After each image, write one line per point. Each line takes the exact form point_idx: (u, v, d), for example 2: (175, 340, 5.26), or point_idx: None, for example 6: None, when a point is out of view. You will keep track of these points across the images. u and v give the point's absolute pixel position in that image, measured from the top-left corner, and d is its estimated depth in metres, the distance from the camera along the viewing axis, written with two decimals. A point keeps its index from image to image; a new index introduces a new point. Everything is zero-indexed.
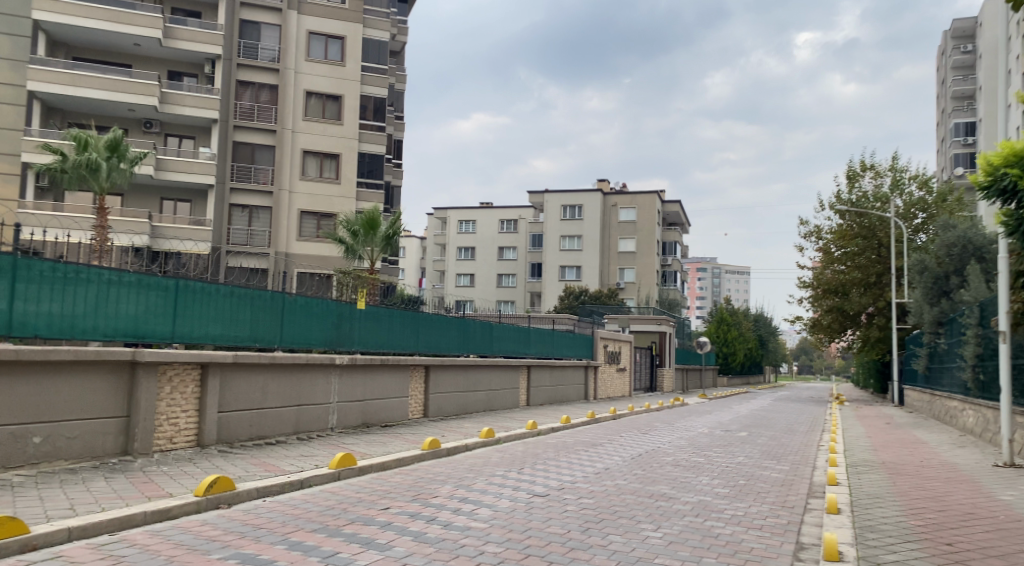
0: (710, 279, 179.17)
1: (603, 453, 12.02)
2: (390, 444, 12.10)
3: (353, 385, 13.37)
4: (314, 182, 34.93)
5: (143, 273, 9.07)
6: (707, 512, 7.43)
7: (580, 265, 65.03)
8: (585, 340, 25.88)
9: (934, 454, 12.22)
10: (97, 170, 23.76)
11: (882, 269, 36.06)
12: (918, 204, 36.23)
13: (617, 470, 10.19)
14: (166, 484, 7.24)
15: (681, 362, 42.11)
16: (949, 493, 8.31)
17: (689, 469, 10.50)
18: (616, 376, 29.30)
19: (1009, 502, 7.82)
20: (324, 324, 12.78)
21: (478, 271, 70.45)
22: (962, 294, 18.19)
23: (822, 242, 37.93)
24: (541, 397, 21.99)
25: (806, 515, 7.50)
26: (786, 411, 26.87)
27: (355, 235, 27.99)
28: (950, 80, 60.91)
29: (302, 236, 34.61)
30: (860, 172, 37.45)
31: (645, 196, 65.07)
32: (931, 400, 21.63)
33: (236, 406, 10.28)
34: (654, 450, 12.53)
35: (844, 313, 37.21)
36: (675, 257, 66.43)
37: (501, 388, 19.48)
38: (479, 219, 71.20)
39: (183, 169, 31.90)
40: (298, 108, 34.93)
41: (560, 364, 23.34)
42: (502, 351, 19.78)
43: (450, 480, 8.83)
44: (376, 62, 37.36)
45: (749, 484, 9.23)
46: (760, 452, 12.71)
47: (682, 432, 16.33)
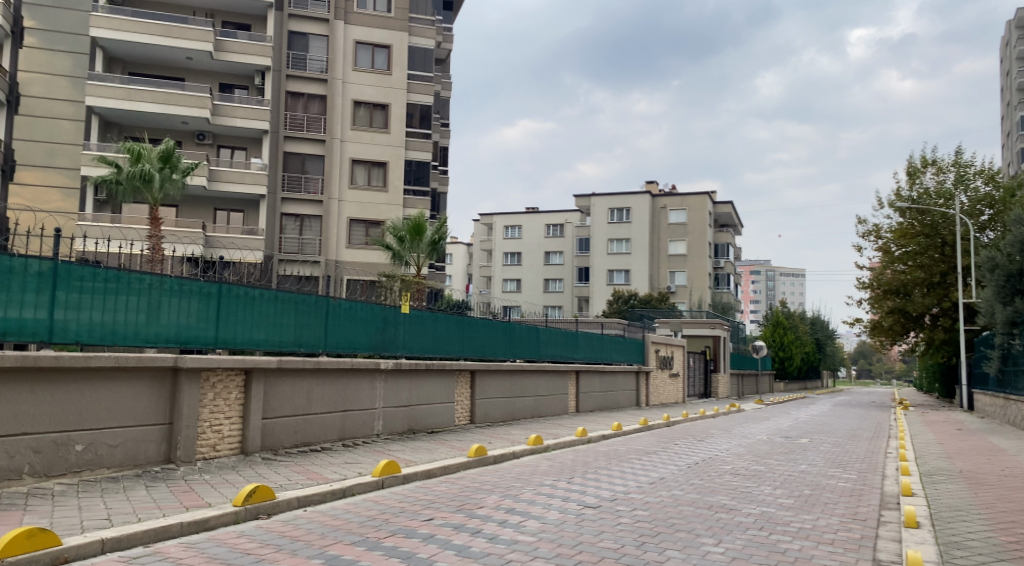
0: (763, 283, 175.05)
1: (656, 461, 11.50)
2: (436, 451, 11.85)
3: (399, 391, 13.19)
4: (362, 190, 35.24)
5: (184, 278, 9.07)
6: (772, 525, 6.88)
7: (628, 269, 64.07)
8: (635, 344, 25.25)
9: (1017, 461, 11.28)
10: (150, 181, 24.45)
11: (948, 269, 34.15)
12: (985, 199, 34.15)
13: (672, 479, 9.68)
14: (206, 495, 7.19)
15: (735, 367, 40.86)
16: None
17: (749, 478, 9.90)
18: (668, 382, 28.53)
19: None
20: (369, 328, 12.71)
21: (525, 277, 70.45)
22: None
23: (882, 241, 36.19)
24: (590, 403, 21.47)
25: (882, 528, 6.88)
26: (847, 417, 25.68)
27: (401, 242, 28.08)
28: (1014, 70, 57.65)
29: (351, 243, 34.96)
30: (920, 168, 35.56)
31: (694, 198, 63.64)
32: (1006, 406, 20.23)
33: (279, 413, 10.28)
34: (710, 458, 11.94)
35: (907, 315, 35.46)
36: (727, 260, 64.74)
37: (550, 394, 19.06)
38: (525, 225, 71.22)
39: (235, 180, 32.59)
40: (347, 117, 35.30)
41: (610, 369, 22.79)
42: (550, 356, 19.36)
43: (497, 489, 8.48)
44: (422, 70, 37.05)
45: (816, 494, 8.61)
46: (824, 460, 11.98)
47: (738, 438, 15.61)
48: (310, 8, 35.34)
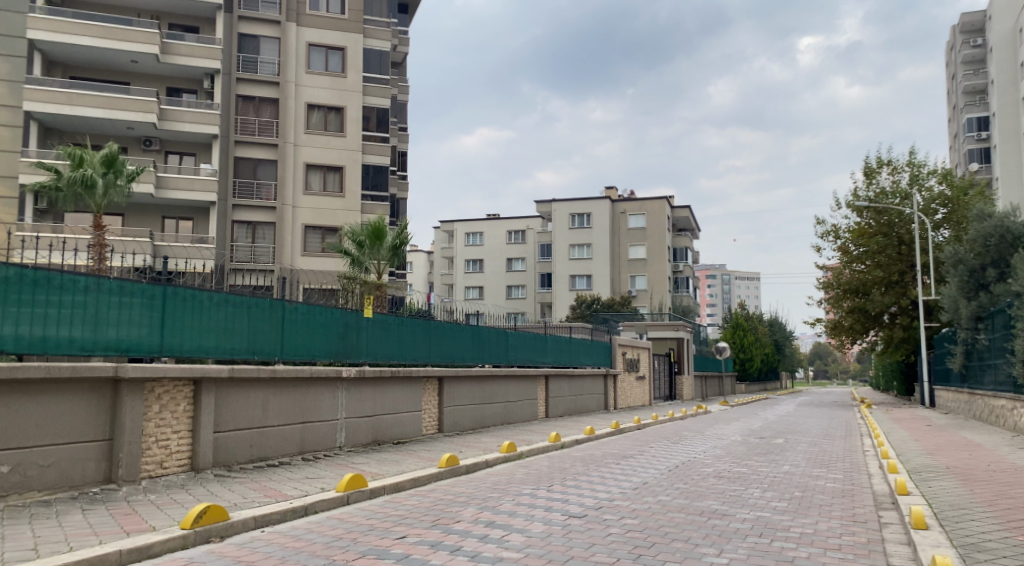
0: (720, 287, 177.83)
1: (636, 466, 11.04)
2: (404, 462, 11.18)
3: (362, 400, 12.46)
4: (318, 196, 34.24)
5: (124, 279, 8.39)
6: (771, 532, 6.43)
7: (590, 274, 63.96)
8: (602, 348, 24.90)
9: (996, 455, 11.13)
10: (93, 187, 23.13)
11: (904, 268, 34.75)
12: (939, 198, 34.80)
13: (654, 483, 9.22)
14: (150, 517, 6.44)
15: (700, 368, 41.02)
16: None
17: (733, 481, 9.51)
18: (636, 385, 28.27)
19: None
20: (329, 334, 12.02)
21: (487, 283, 69.97)
22: (1006, 285, 16.91)
23: (840, 242, 36.63)
24: (560, 408, 20.99)
25: (884, 530, 6.51)
26: (815, 416, 25.75)
27: (361, 247, 27.27)
28: (960, 75, 59.32)
29: (307, 251, 33.91)
30: (876, 168, 36.15)
31: (654, 202, 64.06)
32: (970, 401, 20.35)
33: (233, 426, 9.51)
34: (690, 461, 11.54)
35: (866, 313, 35.93)
36: (687, 263, 65.23)
37: (519, 400, 18.51)
38: (486, 231, 70.83)
39: (184, 186, 31.30)
40: (300, 121, 34.29)
41: (578, 373, 22.37)
42: (519, 361, 18.82)
43: (472, 501, 7.89)
44: (378, 73, 36.58)
45: (806, 496, 8.23)
46: (804, 460, 11.68)
47: (713, 440, 15.25)
48: (261, 10, 34.30)
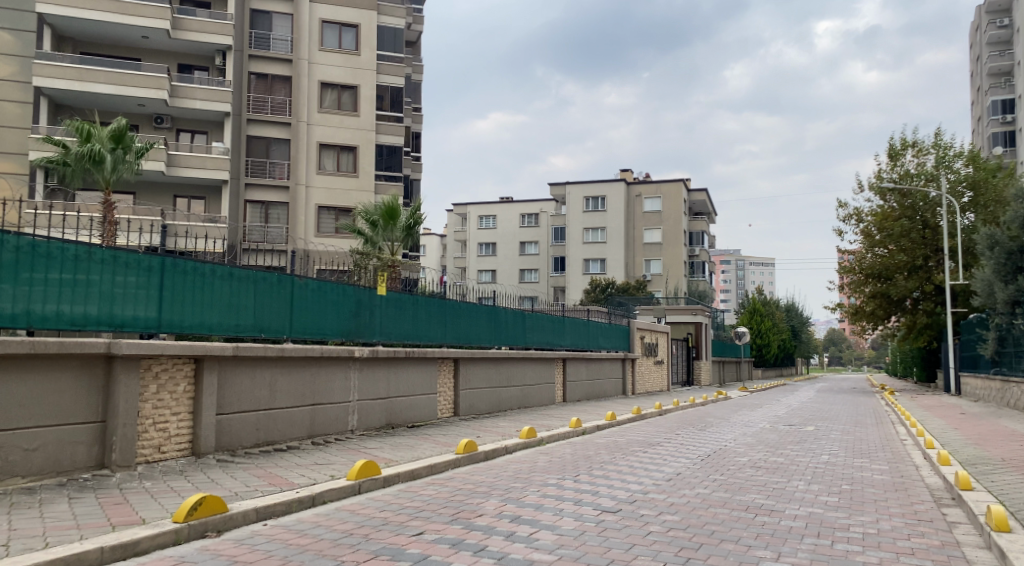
0: (734, 272, 176.32)
1: (664, 455, 10.41)
2: (418, 447, 10.62)
3: (376, 382, 11.90)
4: (330, 175, 33.63)
5: (118, 249, 7.76)
6: (830, 531, 5.70)
7: (604, 258, 63.15)
8: (620, 331, 24.22)
9: None
10: (101, 162, 22.60)
11: (930, 252, 33.67)
12: (966, 180, 33.57)
13: (687, 475, 8.57)
14: (141, 509, 5.87)
15: (717, 354, 40.29)
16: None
17: (772, 472, 8.83)
18: (653, 369, 27.62)
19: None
20: (341, 311, 11.42)
21: (500, 267, 69.48)
22: None
23: (863, 225, 35.56)
24: (577, 393, 20.38)
25: (955, 526, 5.78)
26: (838, 404, 24.96)
27: (374, 226, 26.69)
28: (987, 55, 57.51)
29: (320, 232, 33.35)
30: (900, 149, 35.04)
31: (670, 185, 62.92)
32: (1003, 390, 19.42)
33: (237, 408, 8.96)
34: (721, 450, 10.88)
35: (889, 299, 34.94)
36: (702, 247, 64.27)
37: (536, 383, 17.90)
38: (499, 214, 70.12)
39: (195, 164, 30.74)
40: (313, 99, 33.61)
41: (597, 357, 21.73)
42: (536, 343, 18.18)
43: (494, 493, 7.28)
44: (392, 51, 35.92)
45: (856, 489, 7.52)
46: (843, 449, 11.00)
47: (740, 427, 14.56)
48: None
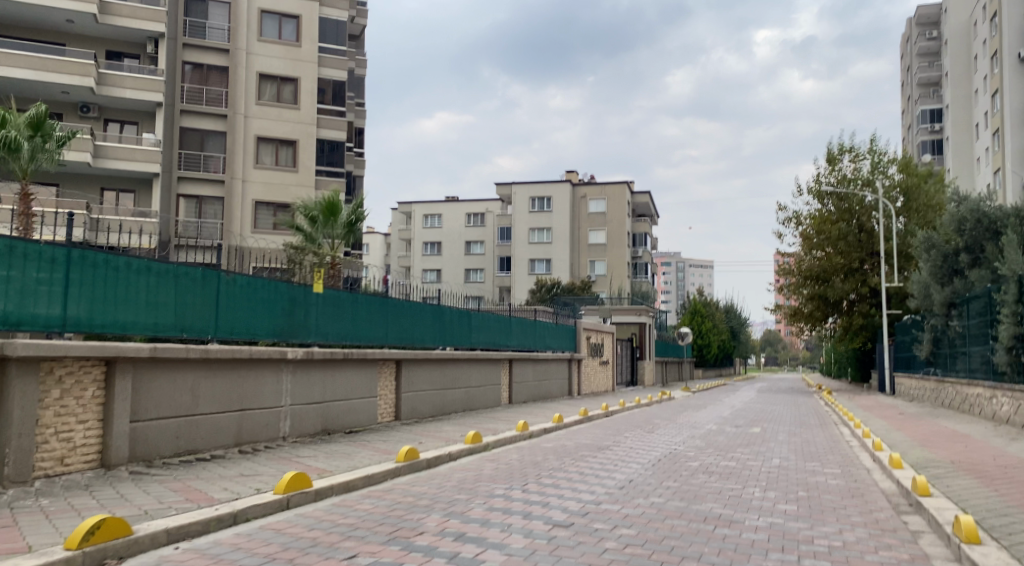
0: (675, 274, 179.72)
1: (614, 460, 10.03)
2: (356, 455, 9.96)
3: (311, 385, 11.17)
4: (269, 169, 32.27)
5: (17, 238, 6.83)
6: (794, 545, 5.35)
7: (549, 258, 63.08)
8: (567, 331, 23.91)
9: (993, 446, 10.41)
10: (16, 150, 20.95)
11: (866, 255, 34.64)
12: (899, 186, 34.66)
13: (640, 482, 8.20)
14: (31, 533, 5.10)
15: (661, 354, 40.60)
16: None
17: (725, 477, 8.56)
18: (599, 370, 27.43)
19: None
20: (273, 310, 10.66)
21: (445, 266, 68.73)
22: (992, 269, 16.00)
23: (802, 228, 36.35)
24: (523, 395, 19.94)
25: (919, 536, 5.54)
26: (779, 403, 25.31)
27: (313, 222, 25.68)
28: (917, 65, 59.87)
29: (257, 228, 31.97)
30: (838, 154, 35.98)
31: (614, 186, 63.40)
32: (938, 390, 19.88)
33: (155, 414, 8.14)
34: (672, 454, 10.59)
35: (826, 300, 35.80)
36: (645, 249, 64.98)
37: (481, 385, 17.37)
38: (444, 213, 69.27)
39: (124, 156, 29.04)
40: (251, 91, 32.12)
41: (543, 357, 21.36)
42: (482, 344, 17.65)
43: (436, 507, 6.73)
44: (334, 44, 34.60)
45: (813, 496, 7.27)
46: (792, 452, 10.87)
47: (688, 429, 14.38)
48: None
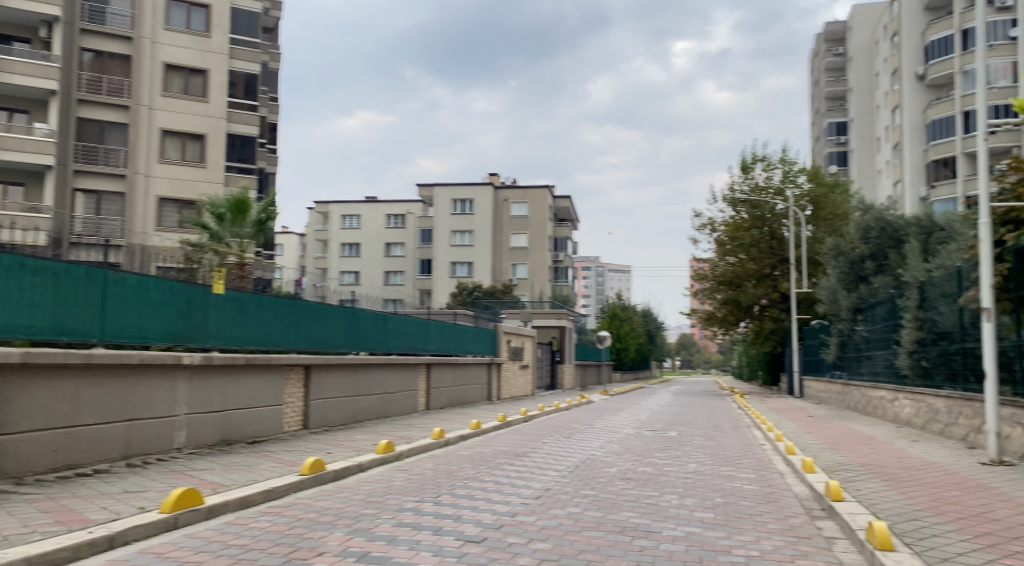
0: (595, 278, 182.93)
1: (531, 467, 9.76)
2: (258, 467, 9.28)
3: (210, 393, 10.37)
4: (174, 164, 30.38)
5: None
6: (712, 555, 5.19)
7: (471, 261, 62.73)
8: (487, 335, 23.60)
9: (894, 448, 10.79)
10: None
11: (776, 261, 36.04)
12: (807, 195, 36.27)
13: (557, 490, 7.93)
14: None
15: (581, 357, 40.97)
16: (985, 493, 6.56)
17: (642, 484, 8.41)
18: (519, 374, 27.25)
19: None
20: (167, 312, 9.83)
21: (363, 268, 67.30)
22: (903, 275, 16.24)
23: (716, 234, 37.52)
24: (441, 400, 19.47)
25: (834, 543, 5.49)
26: (695, 406, 25.85)
27: (220, 220, 24.39)
28: (824, 81, 63.05)
29: (161, 225, 29.97)
30: (751, 163, 37.35)
31: (536, 191, 63.72)
32: (843, 392, 20.75)
33: (27, 426, 7.25)
34: (590, 460, 10.43)
35: (738, 305, 37.02)
36: (566, 253, 65.63)
37: (397, 391, 16.78)
38: (364, 214, 67.85)
39: (11, 146, 26.68)
40: (156, 83, 30.27)
41: (462, 362, 20.94)
42: (398, 349, 17.10)
43: (341, 524, 6.24)
44: (246, 35, 33.24)
45: (729, 502, 7.21)
46: (708, 456, 10.93)
47: (606, 433, 14.32)
48: None
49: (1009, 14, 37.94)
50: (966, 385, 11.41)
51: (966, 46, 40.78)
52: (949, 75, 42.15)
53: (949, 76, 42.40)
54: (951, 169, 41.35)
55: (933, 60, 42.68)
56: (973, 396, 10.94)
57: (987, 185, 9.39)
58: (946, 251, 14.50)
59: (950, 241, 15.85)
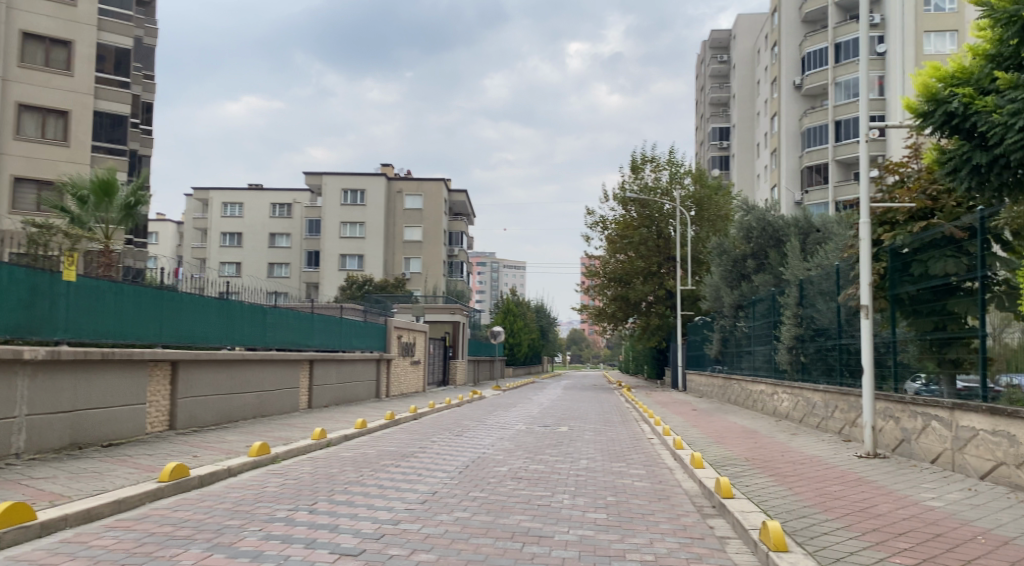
0: (488, 274, 183.59)
1: (418, 468, 9.26)
2: (109, 475, 8.23)
3: (57, 391, 9.13)
4: (32, 142, 27.21)
5: None
6: (607, 561, 4.93)
7: (362, 254, 61.02)
8: (377, 330, 22.75)
9: (774, 441, 11.14)
10: None
11: (663, 259, 37.24)
12: (692, 197, 37.75)
13: (447, 491, 7.51)
14: None
15: (473, 352, 40.67)
16: (864, 487, 7.07)
17: (534, 484, 8.13)
18: (409, 370, 26.52)
19: (942, 493, 6.72)
20: (7, 301, 8.53)
21: (246, 260, 63.96)
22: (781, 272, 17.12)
23: (607, 232, 38.34)
24: (325, 398, 18.51)
25: (727, 543, 5.40)
26: (584, 401, 26.17)
27: (83, 204, 22.09)
28: (709, 87, 65.95)
29: (15, 208, 26.91)
30: (641, 163, 38.40)
31: (431, 183, 62.73)
32: (724, 386, 21.56)
33: None
34: (480, 459, 10.06)
35: (627, 302, 37.89)
36: (461, 248, 65.26)
37: (275, 389, 15.71)
38: (247, 202, 64.48)
39: None
40: (11, 51, 26.96)
41: (349, 358, 20.02)
42: (278, 343, 16.04)
43: (200, 540, 5.51)
44: (118, 7, 30.93)
45: (621, 501, 7.04)
46: (598, 453, 10.84)
47: (497, 430, 14.02)
48: None
49: None
50: (842, 380, 11.97)
51: (838, 59, 44.09)
52: (823, 86, 45.26)
53: (822, 87, 45.51)
54: (822, 175, 44.58)
55: (808, 71, 45.64)
56: (848, 390, 11.47)
57: (868, 186, 9.88)
58: (824, 251, 15.27)
59: (825, 242, 16.77)
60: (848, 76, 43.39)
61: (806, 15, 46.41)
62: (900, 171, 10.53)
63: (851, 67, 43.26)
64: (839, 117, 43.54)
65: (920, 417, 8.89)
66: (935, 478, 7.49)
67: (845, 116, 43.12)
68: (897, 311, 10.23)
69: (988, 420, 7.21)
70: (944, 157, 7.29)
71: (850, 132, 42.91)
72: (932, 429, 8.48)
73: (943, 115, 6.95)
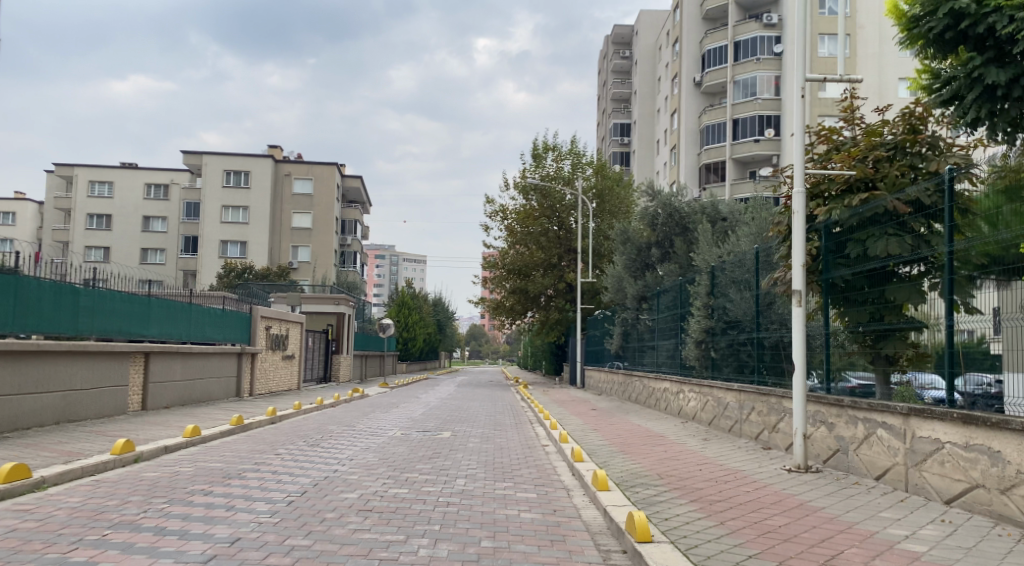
0: (388, 267, 179.02)
1: (238, 494, 6.85)
2: None
3: None
4: None
5: None
6: None
7: (245, 241, 56.47)
8: (239, 320, 19.78)
9: (688, 449, 9.53)
10: None
11: (563, 250, 36.06)
12: (593, 189, 36.70)
13: (253, 537, 5.18)
14: None
15: (360, 347, 37.85)
16: (819, 520, 5.41)
17: (385, 520, 5.89)
18: (280, 365, 23.55)
19: (917, 528, 5.19)
20: None
21: (115, 243, 57.96)
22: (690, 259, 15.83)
23: (507, 222, 36.70)
24: (166, 398, 15.50)
25: None
26: (477, 399, 24.20)
27: None
28: (611, 82, 65.74)
29: None
30: (543, 152, 36.92)
31: (322, 167, 58.51)
32: (624, 382, 20.24)
33: None
34: (330, 480, 7.75)
35: (526, 295, 36.28)
36: (354, 238, 61.83)
37: (92, 388, 12.49)
38: (116, 181, 58.32)
39: None
40: None
41: (200, 352, 17.03)
42: (95, 331, 12.88)
43: None
44: None
45: (501, 550, 5.01)
46: (482, 468, 8.81)
47: (365, 438, 11.68)
48: None
49: (772, 33, 43.32)
50: (760, 379, 10.56)
51: (737, 57, 44.42)
52: (721, 84, 45.58)
53: (721, 85, 45.74)
54: (719, 174, 44.84)
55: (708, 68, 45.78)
56: (769, 390, 10.00)
57: (800, 153, 8.42)
58: (738, 237, 13.99)
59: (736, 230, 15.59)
60: (745, 75, 43.72)
61: (707, 12, 46.56)
62: (835, 139, 9.21)
63: (748, 66, 43.60)
64: (737, 115, 43.93)
65: (860, 421, 7.46)
66: (892, 503, 6.03)
67: (743, 115, 43.55)
68: (829, 300, 8.86)
69: (958, 430, 5.84)
70: (941, 76, 8.37)
71: (747, 132, 43.35)
72: (877, 439, 7.08)
73: (949, 15, 7.84)
